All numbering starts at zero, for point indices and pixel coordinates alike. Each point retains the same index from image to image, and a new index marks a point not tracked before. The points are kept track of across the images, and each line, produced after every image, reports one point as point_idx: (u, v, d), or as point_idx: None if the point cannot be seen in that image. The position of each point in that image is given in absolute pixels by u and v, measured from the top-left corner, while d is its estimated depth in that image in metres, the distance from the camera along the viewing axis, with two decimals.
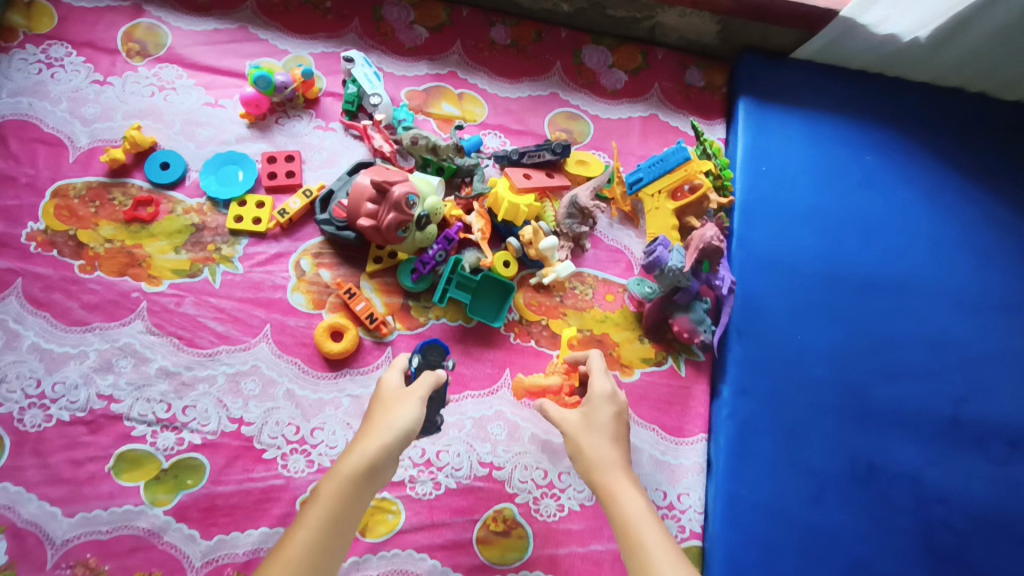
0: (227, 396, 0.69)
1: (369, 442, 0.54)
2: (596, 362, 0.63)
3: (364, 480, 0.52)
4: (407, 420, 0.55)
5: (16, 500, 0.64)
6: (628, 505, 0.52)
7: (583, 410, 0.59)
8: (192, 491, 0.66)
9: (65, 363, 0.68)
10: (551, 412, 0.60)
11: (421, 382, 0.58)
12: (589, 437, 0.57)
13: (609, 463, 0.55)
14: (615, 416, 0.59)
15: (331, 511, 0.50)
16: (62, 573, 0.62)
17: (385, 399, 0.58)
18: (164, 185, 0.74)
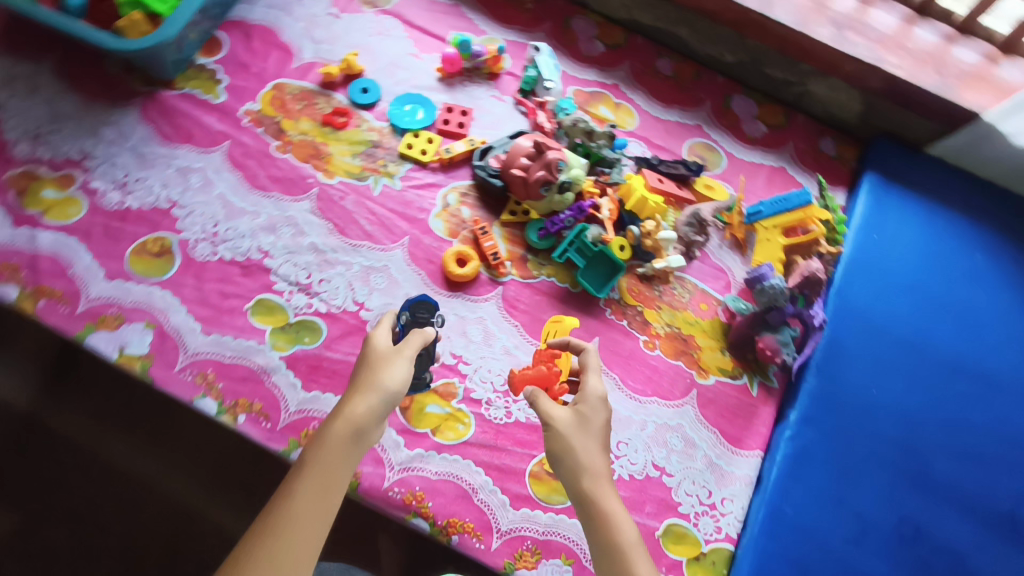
0: (356, 282, 0.79)
1: (357, 407, 0.51)
2: (592, 359, 0.56)
3: (346, 453, 0.50)
4: (392, 386, 0.53)
5: (170, 307, 0.75)
6: (617, 531, 0.47)
7: (573, 408, 0.53)
8: (306, 348, 0.75)
9: (241, 215, 0.81)
10: (538, 405, 0.53)
11: (410, 349, 0.56)
12: (583, 440, 0.51)
13: (596, 475, 0.49)
14: (605, 418, 0.53)
15: (307, 491, 0.47)
16: (184, 377, 0.72)
17: (372, 360, 0.55)
18: (360, 105, 0.89)
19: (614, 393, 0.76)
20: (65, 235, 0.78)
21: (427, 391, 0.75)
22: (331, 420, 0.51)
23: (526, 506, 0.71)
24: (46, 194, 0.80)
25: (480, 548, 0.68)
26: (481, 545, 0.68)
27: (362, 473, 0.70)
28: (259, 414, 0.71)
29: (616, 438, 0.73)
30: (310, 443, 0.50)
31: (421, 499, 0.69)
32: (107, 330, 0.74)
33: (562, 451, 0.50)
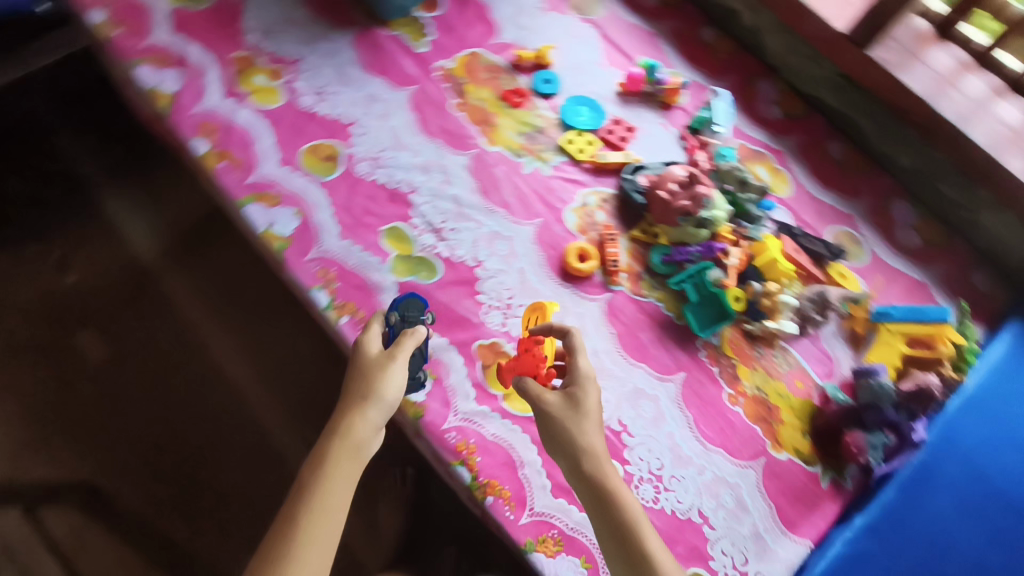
0: (481, 241, 0.84)
1: (353, 424, 0.60)
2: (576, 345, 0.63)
3: (348, 463, 0.58)
4: (385, 394, 0.62)
5: (321, 205, 0.84)
6: (620, 497, 0.56)
7: (563, 393, 0.61)
8: (418, 281, 0.80)
9: (404, 151, 0.88)
10: (534, 394, 0.62)
11: (401, 354, 0.65)
12: (578, 423, 0.59)
13: (590, 451, 0.58)
14: (594, 400, 0.61)
15: (321, 504, 0.56)
16: (310, 266, 0.80)
17: (368, 369, 0.63)
18: (538, 93, 0.94)
19: (683, 429, 0.76)
20: (259, 117, 0.88)
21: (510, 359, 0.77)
22: (331, 438, 0.59)
23: (563, 498, 0.71)
24: (256, 81, 0.91)
25: (509, 518, 0.70)
26: (511, 515, 0.70)
27: (428, 407, 0.74)
28: (360, 321, 0.77)
29: (671, 471, 0.73)
30: (313, 459, 0.59)
31: (472, 452, 0.72)
32: (263, 204, 0.83)
33: (560, 434, 0.59)
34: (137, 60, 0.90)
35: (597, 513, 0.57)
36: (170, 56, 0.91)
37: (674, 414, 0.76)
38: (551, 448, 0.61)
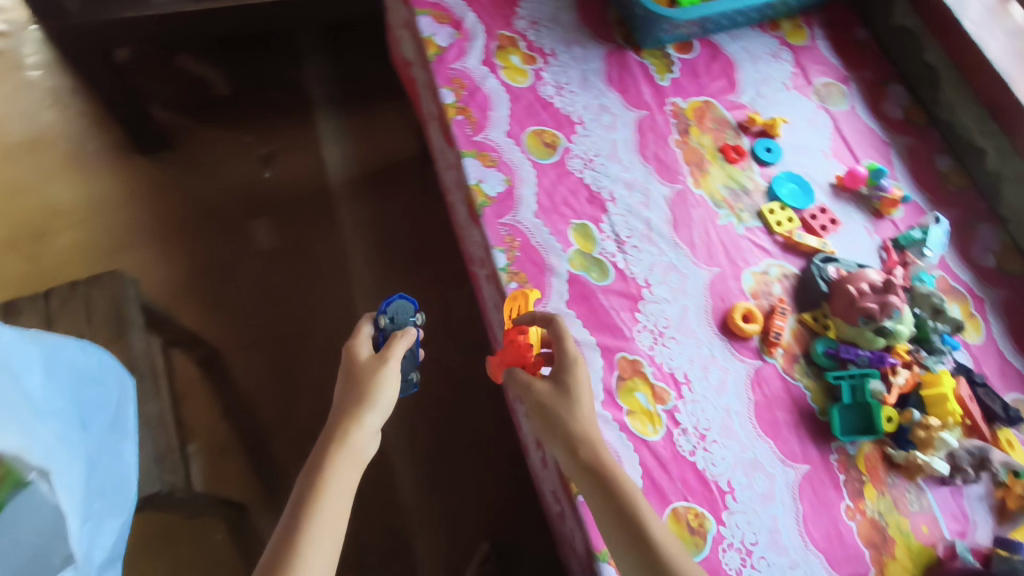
0: (657, 268, 0.87)
1: (348, 431, 0.65)
2: (560, 328, 0.70)
3: (347, 471, 0.64)
4: (377, 398, 0.68)
5: (528, 181, 0.90)
6: (623, 486, 0.61)
7: (553, 381, 0.68)
8: (589, 280, 0.85)
9: (616, 163, 0.93)
10: (527, 383, 0.68)
11: (393, 356, 0.71)
12: (570, 413, 0.66)
13: (585, 437, 0.64)
14: (582, 388, 0.68)
15: (323, 513, 0.60)
16: (501, 229, 0.86)
17: (361, 371, 0.69)
18: (756, 157, 0.96)
19: (790, 520, 0.74)
20: (503, 91, 0.96)
21: (646, 380, 0.80)
22: (331, 450, 0.64)
23: None
24: (511, 59, 0.99)
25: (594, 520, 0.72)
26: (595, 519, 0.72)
27: None
28: (525, 292, 0.83)
29: (763, 552, 0.72)
30: (310, 470, 0.64)
31: None
32: (481, 162, 0.91)
33: (558, 418, 0.66)
34: (420, 10, 1.01)
35: (598, 497, 0.62)
36: (448, 15, 1.01)
37: (785, 500, 0.75)
38: (546, 433, 0.67)
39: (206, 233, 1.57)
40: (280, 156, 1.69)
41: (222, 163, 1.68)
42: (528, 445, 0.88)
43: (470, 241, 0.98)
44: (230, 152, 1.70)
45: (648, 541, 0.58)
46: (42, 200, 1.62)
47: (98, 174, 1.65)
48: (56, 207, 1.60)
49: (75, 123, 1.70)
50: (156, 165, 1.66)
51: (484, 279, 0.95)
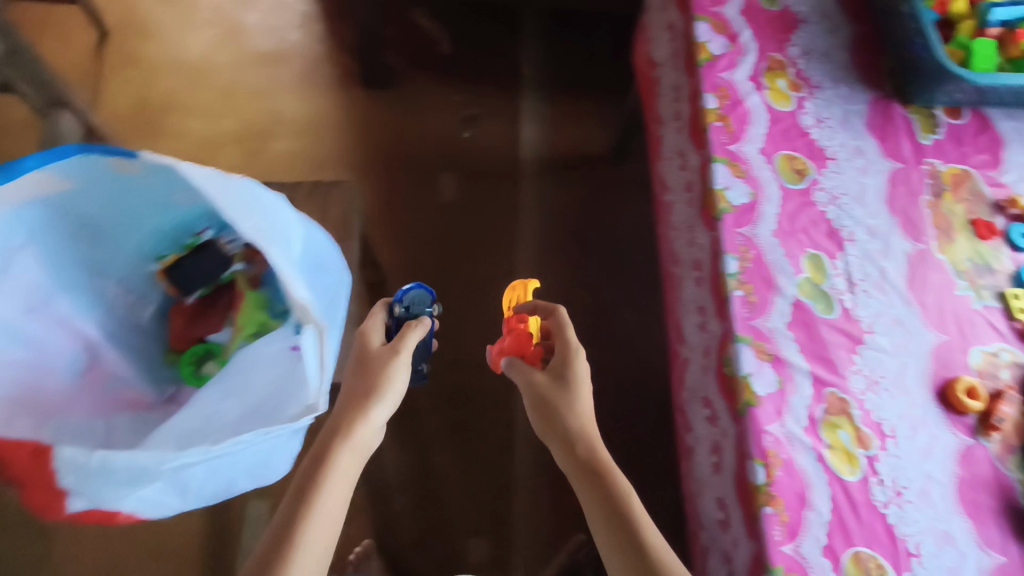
0: (883, 317, 0.86)
1: (354, 420, 0.75)
2: (567, 332, 0.84)
3: (349, 461, 0.73)
4: (387, 387, 0.77)
5: (772, 201, 0.92)
6: (620, 488, 0.73)
7: (551, 376, 0.82)
8: (813, 309, 0.86)
9: (862, 207, 0.93)
10: (530, 375, 0.82)
11: (405, 348, 0.80)
12: (570, 410, 0.79)
13: (582, 430, 0.78)
14: (581, 393, 0.81)
15: (324, 501, 0.70)
16: (737, 238, 0.89)
17: (377, 359, 0.79)
18: (1008, 240, 0.94)
19: None
20: (764, 109, 0.98)
21: (852, 421, 0.80)
22: (336, 442, 0.73)
23: (830, 565, 0.73)
24: (778, 83, 1.00)
25: (774, 537, 0.74)
26: (777, 535, 0.74)
27: (761, 405, 0.80)
28: (749, 302, 0.85)
29: None
30: (314, 457, 0.73)
31: (776, 463, 0.77)
32: (730, 171, 0.93)
33: (557, 409, 0.79)
34: (701, 15, 1.02)
35: (591, 488, 0.74)
36: (727, 26, 1.02)
37: None
38: (542, 418, 0.80)
39: (400, 173, 1.75)
40: (482, 122, 1.83)
41: (429, 114, 1.83)
42: (702, 448, 0.92)
43: (689, 242, 1.01)
44: (438, 105, 1.85)
45: (626, 519, 0.71)
46: (276, 106, 1.83)
47: (323, 96, 1.84)
48: (287, 116, 1.82)
49: (317, 47, 1.90)
50: (374, 102, 1.84)
51: (694, 283, 0.99)
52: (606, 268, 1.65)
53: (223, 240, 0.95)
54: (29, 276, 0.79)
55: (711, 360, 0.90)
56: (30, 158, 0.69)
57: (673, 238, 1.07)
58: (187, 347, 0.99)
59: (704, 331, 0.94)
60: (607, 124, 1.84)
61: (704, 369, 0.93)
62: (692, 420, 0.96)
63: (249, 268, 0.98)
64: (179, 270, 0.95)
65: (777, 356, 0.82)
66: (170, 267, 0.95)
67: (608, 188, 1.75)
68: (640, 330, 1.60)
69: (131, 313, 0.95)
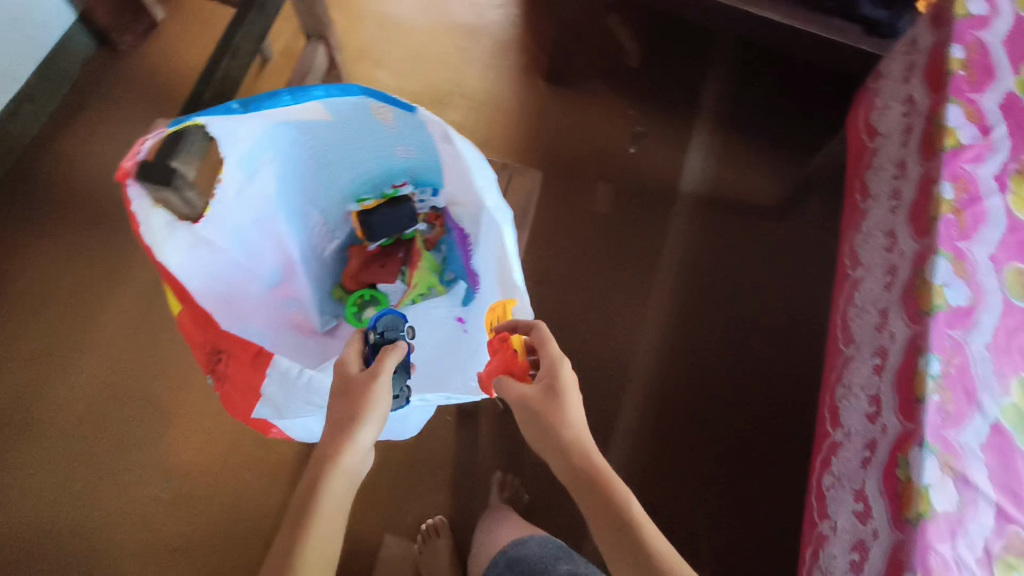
0: None
1: (340, 452, 0.70)
2: (545, 338, 0.77)
3: (340, 489, 0.70)
4: (368, 413, 0.72)
5: (992, 312, 0.86)
6: (633, 518, 0.69)
7: (542, 388, 0.76)
8: (1013, 438, 0.81)
9: None
10: (515, 390, 0.76)
11: (384, 373, 0.73)
12: (562, 425, 0.74)
13: (576, 442, 0.74)
14: (565, 411, 0.74)
15: (316, 532, 0.67)
16: (944, 339, 0.84)
17: (354, 387, 0.73)
18: None
19: None
20: (1004, 213, 0.92)
21: None
22: (325, 473, 0.69)
23: None
24: None
25: None
26: None
27: (931, 519, 0.75)
28: (944, 410, 0.80)
29: None
30: (305, 483, 0.70)
31: None
32: (953, 268, 0.87)
33: (549, 424, 0.74)
34: (955, 99, 0.96)
35: (600, 508, 0.70)
36: (982, 117, 0.96)
37: None
38: (538, 430, 0.75)
39: (559, 173, 1.75)
40: (647, 140, 1.81)
41: (600, 121, 1.83)
42: (841, 541, 0.88)
43: (875, 327, 0.95)
44: (611, 115, 1.84)
45: (638, 543, 0.68)
46: (457, 77, 1.86)
47: (503, 79, 1.87)
48: (465, 89, 1.85)
49: (508, 31, 1.93)
50: (550, 96, 1.86)
51: (870, 369, 0.94)
52: (740, 320, 1.60)
53: (415, 198, 0.98)
54: (261, 190, 0.81)
55: (876, 456, 0.86)
56: (321, 87, 0.68)
57: (853, 319, 1.02)
58: (354, 287, 1.01)
59: (872, 422, 0.89)
60: (775, 174, 1.78)
61: (862, 461, 0.88)
62: (832, 506, 0.92)
63: (429, 231, 1.00)
64: (374, 216, 0.96)
65: (961, 475, 0.77)
66: (365, 212, 0.96)
67: (761, 239, 1.69)
68: (759, 390, 1.53)
69: (318, 243, 0.97)
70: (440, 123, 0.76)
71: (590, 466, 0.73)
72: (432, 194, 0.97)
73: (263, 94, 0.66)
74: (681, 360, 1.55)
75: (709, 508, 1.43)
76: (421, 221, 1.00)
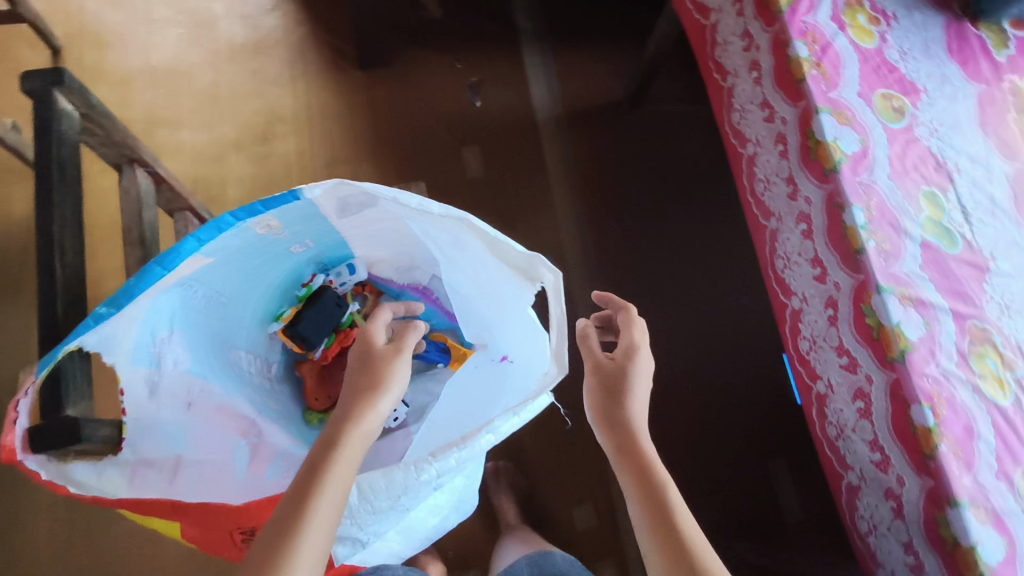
0: (1002, 241, 0.92)
1: (359, 412, 0.66)
2: (633, 317, 0.80)
3: (356, 448, 0.64)
4: (391, 383, 0.69)
5: (877, 142, 0.94)
6: (675, 514, 0.66)
7: (617, 359, 0.77)
8: (943, 247, 0.90)
9: (962, 131, 0.99)
10: (593, 360, 0.78)
11: (407, 344, 0.73)
12: (629, 392, 0.74)
13: (631, 427, 0.72)
14: (635, 389, 0.75)
15: (324, 503, 0.59)
16: (861, 183, 0.91)
17: (377, 359, 0.71)
18: None
19: None
20: (852, 49, 0.99)
21: (996, 349, 0.86)
22: (344, 430, 0.65)
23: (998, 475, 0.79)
24: (858, 19, 1.02)
25: (955, 471, 0.77)
26: (956, 470, 0.77)
27: (915, 349, 0.83)
28: (882, 251, 0.87)
29: None
30: (319, 450, 0.63)
31: (941, 404, 0.80)
32: (836, 120, 0.93)
33: (617, 393, 0.74)
34: None
35: (647, 503, 0.67)
36: None
37: None
38: (597, 420, 0.75)
39: (420, 158, 1.65)
40: (487, 86, 1.74)
41: (434, 87, 1.73)
42: (838, 393, 0.94)
43: (788, 197, 1.00)
44: (442, 76, 1.74)
45: (684, 544, 0.64)
46: (268, 103, 1.67)
47: (317, 83, 1.70)
48: (284, 112, 1.67)
49: (296, 31, 1.74)
50: (373, 81, 1.72)
51: (799, 236, 0.99)
52: (649, 221, 1.63)
53: (335, 283, 0.93)
54: (178, 369, 0.71)
55: (842, 312, 0.91)
56: (189, 238, 0.59)
57: (765, 193, 1.07)
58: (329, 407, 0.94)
59: (823, 283, 0.94)
60: (616, 71, 1.79)
61: (829, 320, 0.94)
62: (820, 367, 0.97)
63: (364, 305, 0.99)
64: (301, 323, 0.89)
65: (919, 300, 0.86)
66: (290, 325, 0.89)
67: (632, 133, 1.72)
68: (693, 277, 1.59)
69: (260, 378, 0.88)
70: (329, 183, 0.64)
71: (639, 451, 0.70)
72: (350, 272, 0.93)
73: (130, 278, 0.58)
74: (616, 278, 1.57)
75: (702, 402, 1.48)
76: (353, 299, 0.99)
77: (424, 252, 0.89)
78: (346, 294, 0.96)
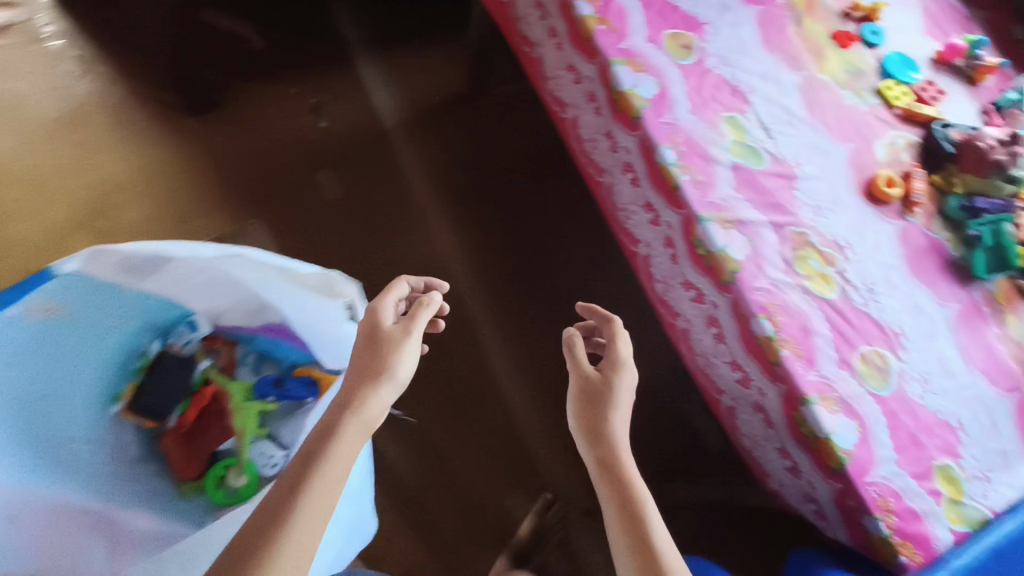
0: (803, 147, 0.98)
1: (362, 399, 0.73)
2: (620, 328, 0.83)
3: (355, 438, 0.71)
4: (394, 371, 0.75)
5: (673, 80, 0.98)
6: (647, 521, 0.71)
7: (603, 372, 0.81)
8: (751, 165, 0.94)
9: (750, 53, 1.03)
10: (581, 369, 0.82)
11: (416, 328, 0.79)
12: (616, 404, 0.79)
13: (619, 445, 0.76)
14: (620, 402, 0.79)
15: (306, 515, 0.64)
16: (665, 124, 0.94)
17: (386, 342, 0.77)
18: (866, 42, 1.09)
19: (935, 346, 0.88)
20: None
21: (815, 249, 0.90)
22: (346, 416, 0.72)
23: (840, 364, 0.84)
24: None
25: (800, 371, 0.81)
26: (800, 369, 0.81)
27: (743, 268, 0.86)
28: (696, 182, 0.91)
29: (918, 375, 0.86)
30: (320, 440, 0.70)
31: (776, 312, 0.84)
32: (631, 68, 0.96)
33: (601, 407, 0.79)
34: None
35: (623, 515, 0.72)
36: None
37: (932, 319, 0.90)
38: (582, 431, 0.80)
39: (274, 192, 1.60)
40: (327, 106, 1.70)
41: (272, 119, 1.67)
42: (697, 325, 0.97)
43: (610, 149, 1.03)
44: (278, 106, 1.69)
45: (651, 553, 0.68)
46: (98, 172, 1.58)
47: (147, 141, 1.62)
48: (117, 178, 1.58)
49: (113, 93, 1.65)
50: (208, 126, 1.65)
51: (629, 184, 1.01)
52: (517, 202, 1.64)
53: (177, 345, 0.92)
54: None
55: (679, 249, 0.94)
56: None
57: (593, 149, 1.08)
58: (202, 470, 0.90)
59: (658, 225, 0.97)
60: (452, 64, 1.79)
61: (671, 258, 0.97)
62: (677, 305, 1.00)
63: (219, 359, 0.96)
64: (144, 397, 0.88)
65: (739, 221, 0.90)
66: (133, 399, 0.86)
67: (481, 121, 1.73)
68: (570, 245, 1.61)
69: (114, 463, 0.83)
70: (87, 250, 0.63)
71: (620, 465, 0.75)
72: (191, 330, 0.92)
73: None
74: (498, 264, 1.57)
75: None
76: (205, 356, 0.95)
77: (253, 295, 0.87)
78: (197, 352, 0.94)
